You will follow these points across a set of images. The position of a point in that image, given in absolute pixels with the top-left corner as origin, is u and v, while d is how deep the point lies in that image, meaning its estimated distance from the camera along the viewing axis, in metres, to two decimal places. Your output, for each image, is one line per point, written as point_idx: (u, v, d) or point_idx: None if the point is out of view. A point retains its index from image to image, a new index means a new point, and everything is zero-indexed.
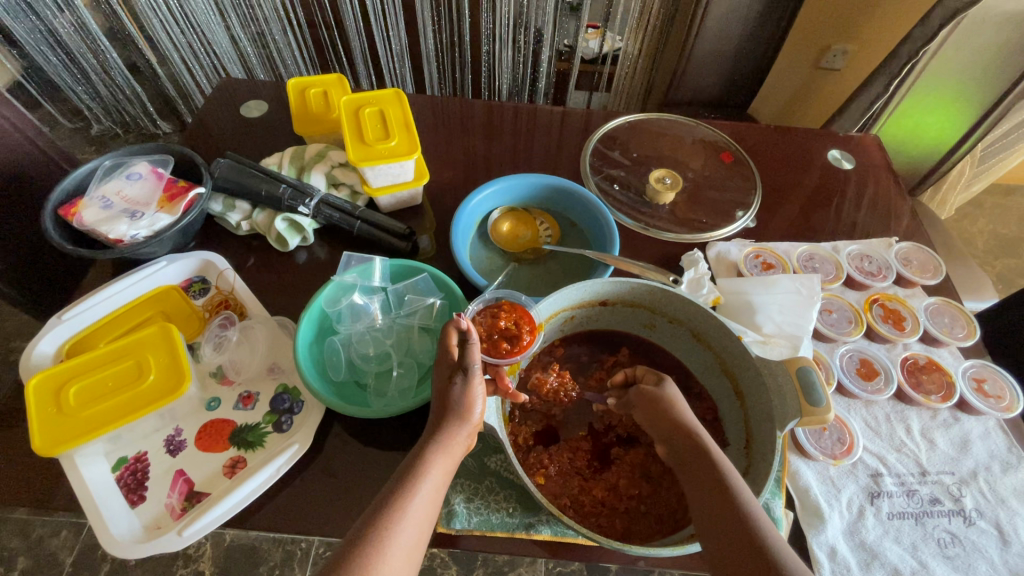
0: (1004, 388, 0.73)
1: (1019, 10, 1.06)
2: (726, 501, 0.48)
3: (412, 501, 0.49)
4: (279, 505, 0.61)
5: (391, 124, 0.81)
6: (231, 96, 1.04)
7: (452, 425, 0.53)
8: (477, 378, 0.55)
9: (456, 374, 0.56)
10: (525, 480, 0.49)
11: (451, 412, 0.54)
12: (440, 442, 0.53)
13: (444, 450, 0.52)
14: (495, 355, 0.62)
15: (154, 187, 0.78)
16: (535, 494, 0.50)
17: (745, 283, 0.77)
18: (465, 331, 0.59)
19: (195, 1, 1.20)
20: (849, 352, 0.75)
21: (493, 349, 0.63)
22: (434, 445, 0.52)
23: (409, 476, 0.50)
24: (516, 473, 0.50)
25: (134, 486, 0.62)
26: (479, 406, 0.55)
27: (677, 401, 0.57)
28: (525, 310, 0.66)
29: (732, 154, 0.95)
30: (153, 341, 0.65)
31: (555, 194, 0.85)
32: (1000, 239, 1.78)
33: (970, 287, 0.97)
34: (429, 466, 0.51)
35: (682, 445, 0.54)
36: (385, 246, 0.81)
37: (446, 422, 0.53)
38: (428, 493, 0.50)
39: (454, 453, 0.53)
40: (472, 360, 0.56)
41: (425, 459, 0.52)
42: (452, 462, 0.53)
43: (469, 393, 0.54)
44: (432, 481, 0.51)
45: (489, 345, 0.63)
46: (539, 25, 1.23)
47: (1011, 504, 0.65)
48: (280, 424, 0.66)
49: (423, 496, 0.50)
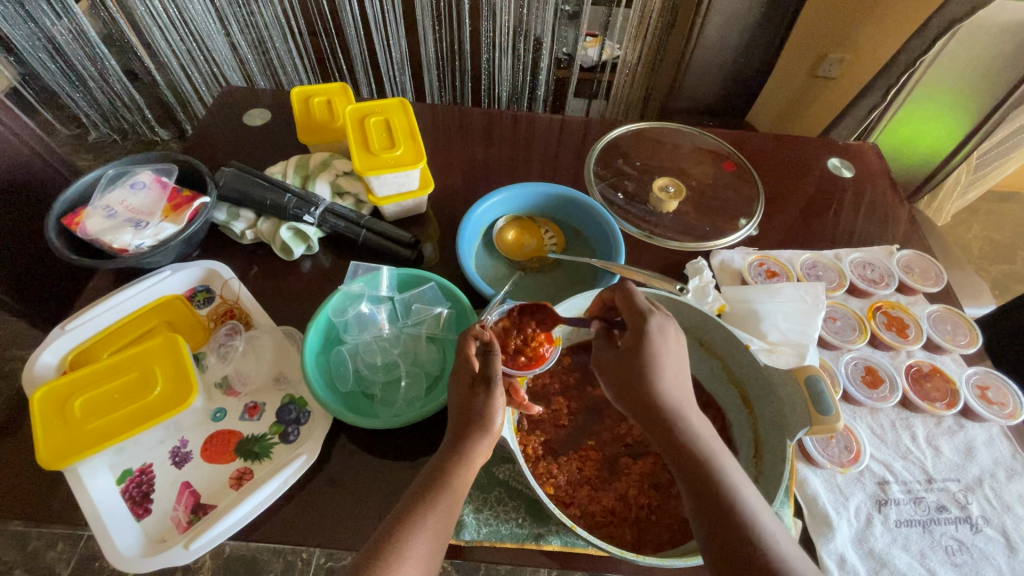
0: (1007, 395, 0.74)
1: (1014, 21, 1.07)
2: (711, 491, 0.48)
3: (429, 515, 0.49)
4: (286, 517, 0.60)
5: (396, 133, 0.81)
6: (232, 105, 1.04)
7: (474, 437, 0.53)
8: (499, 391, 0.55)
9: (479, 384, 0.56)
10: (540, 495, 0.50)
11: (473, 426, 0.53)
12: (463, 454, 0.52)
13: (465, 463, 0.52)
14: (514, 366, 0.63)
15: (157, 197, 0.78)
16: (549, 507, 0.51)
17: (749, 292, 0.77)
18: (487, 341, 0.58)
19: (196, 10, 1.21)
20: (854, 360, 0.76)
21: (513, 360, 0.64)
22: (452, 460, 0.52)
23: (428, 489, 0.51)
24: (534, 489, 0.51)
25: (139, 499, 0.61)
26: (500, 417, 0.54)
27: (661, 361, 0.54)
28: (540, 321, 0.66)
29: (733, 162, 0.96)
30: (160, 352, 0.64)
31: (560, 203, 0.85)
32: (994, 245, 1.80)
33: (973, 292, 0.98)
34: (450, 479, 0.51)
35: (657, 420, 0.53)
36: (390, 255, 0.82)
37: (469, 433, 0.53)
38: (447, 506, 0.50)
39: (472, 464, 0.53)
40: (494, 372, 0.55)
41: (445, 471, 0.52)
42: (470, 474, 0.53)
43: (492, 404, 0.54)
44: (451, 494, 0.51)
45: (508, 356, 0.64)
46: (539, 33, 1.24)
47: (1017, 511, 0.65)
48: (286, 435, 0.66)
49: (441, 510, 0.50)
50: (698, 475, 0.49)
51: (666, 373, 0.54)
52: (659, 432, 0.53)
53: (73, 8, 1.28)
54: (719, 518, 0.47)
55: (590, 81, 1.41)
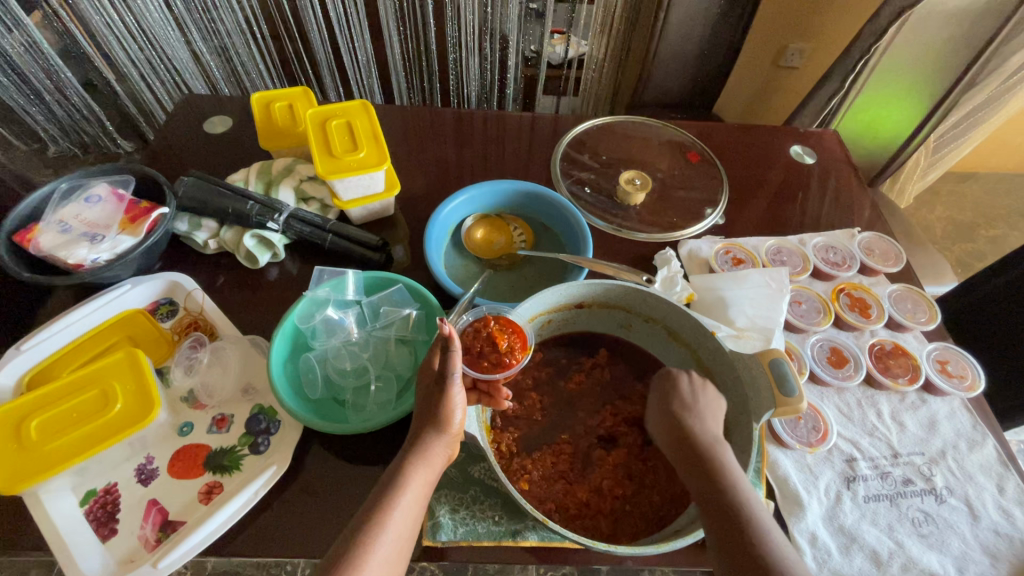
0: (966, 368, 0.76)
1: (960, 7, 1.10)
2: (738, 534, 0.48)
3: (392, 515, 0.49)
4: (258, 530, 0.59)
5: (359, 135, 0.80)
6: (194, 113, 1.02)
7: (430, 437, 0.53)
8: (457, 388, 0.54)
9: (435, 384, 0.55)
10: (508, 487, 0.50)
11: (431, 424, 0.54)
12: (420, 454, 0.53)
13: (424, 462, 0.53)
14: (475, 368, 0.63)
15: (114, 209, 0.76)
16: (519, 500, 0.50)
17: (716, 279, 0.79)
18: (448, 337, 0.56)
19: (152, 17, 1.18)
20: (820, 341, 0.77)
21: (477, 363, 0.63)
22: (412, 463, 0.52)
23: (389, 490, 0.50)
24: (500, 480, 0.50)
25: (105, 520, 0.59)
26: (459, 415, 0.54)
27: (694, 410, 0.56)
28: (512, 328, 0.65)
29: (698, 153, 0.97)
30: (119, 367, 0.62)
31: (527, 200, 0.85)
32: (957, 225, 1.85)
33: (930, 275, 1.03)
34: (410, 479, 0.51)
35: (690, 461, 0.54)
36: (359, 258, 0.81)
37: (424, 433, 0.53)
38: (409, 506, 0.50)
39: (433, 464, 0.53)
40: (451, 369, 0.54)
41: (404, 470, 0.52)
42: (431, 474, 0.53)
43: (448, 403, 0.54)
44: (413, 493, 0.51)
45: (472, 358, 0.64)
46: (504, 31, 1.26)
47: (979, 480, 0.67)
48: (256, 446, 0.65)
49: (404, 511, 0.50)
50: (727, 519, 0.49)
51: (696, 417, 0.55)
52: (686, 467, 0.54)
53: (24, 20, 1.24)
54: (749, 566, 0.46)
55: (558, 77, 1.42)
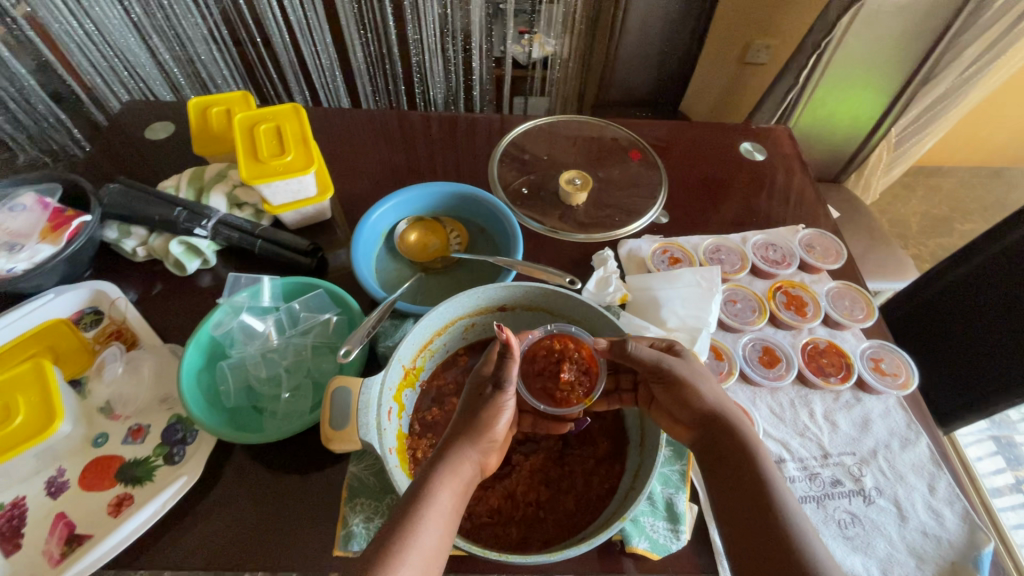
0: (900, 365, 0.75)
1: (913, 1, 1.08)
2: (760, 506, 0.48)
3: (424, 524, 0.46)
4: (168, 541, 0.58)
5: (287, 139, 0.79)
6: (138, 120, 1.01)
7: (464, 448, 0.53)
8: (510, 395, 0.56)
9: (489, 386, 0.57)
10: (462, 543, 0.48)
11: (470, 429, 0.54)
12: (450, 463, 0.51)
13: (453, 469, 0.51)
14: (532, 391, 0.61)
15: (37, 218, 0.74)
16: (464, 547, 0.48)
17: (651, 280, 0.78)
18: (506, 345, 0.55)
19: (109, 21, 1.11)
20: (753, 340, 0.77)
21: (535, 381, 0.62)
22: (437, 470, 0.50)
23: (414, 501, 0.48)
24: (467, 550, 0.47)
25: (10, 535, 0.58)
26: (502, 424, 0.56)
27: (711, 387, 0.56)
28: (595, 368, 0.61)
29: (641, 152, 0.96)
30: (25, 379, 0.61)
31: (462, 202, 0.85)
32: (932, 219, 1.84)
33: (882, 273, 1.14)
34: (438, 490, 0.49)
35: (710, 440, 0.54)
36: (289, 263, 0.80)
37: (459, 445, 0.53)
38: (439, 516, 0.47)
39: (461, 474, 0.51)
40: (507, 377, 0.56)
41: (433, 483, 0.49)
42: (459, 484, 0.51)
43: (498, 410, 0.55)
44: (441, 503, 0.48)
45: (535, 376, 0.62)
46: (464, 31, 1.25)
47: (909, 479, 0.66)
48: (171, 456, 0.64)
49: (433, 522, 0.47)
50: (751, 491, 0.49)
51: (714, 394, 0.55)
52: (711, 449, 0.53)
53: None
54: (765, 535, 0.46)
55: (525, 78, 1.41)
